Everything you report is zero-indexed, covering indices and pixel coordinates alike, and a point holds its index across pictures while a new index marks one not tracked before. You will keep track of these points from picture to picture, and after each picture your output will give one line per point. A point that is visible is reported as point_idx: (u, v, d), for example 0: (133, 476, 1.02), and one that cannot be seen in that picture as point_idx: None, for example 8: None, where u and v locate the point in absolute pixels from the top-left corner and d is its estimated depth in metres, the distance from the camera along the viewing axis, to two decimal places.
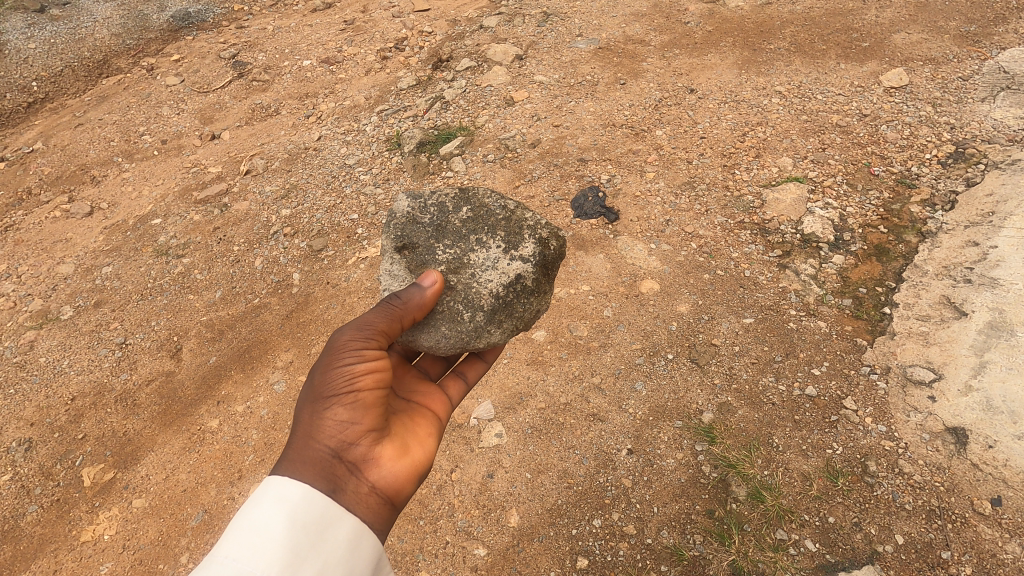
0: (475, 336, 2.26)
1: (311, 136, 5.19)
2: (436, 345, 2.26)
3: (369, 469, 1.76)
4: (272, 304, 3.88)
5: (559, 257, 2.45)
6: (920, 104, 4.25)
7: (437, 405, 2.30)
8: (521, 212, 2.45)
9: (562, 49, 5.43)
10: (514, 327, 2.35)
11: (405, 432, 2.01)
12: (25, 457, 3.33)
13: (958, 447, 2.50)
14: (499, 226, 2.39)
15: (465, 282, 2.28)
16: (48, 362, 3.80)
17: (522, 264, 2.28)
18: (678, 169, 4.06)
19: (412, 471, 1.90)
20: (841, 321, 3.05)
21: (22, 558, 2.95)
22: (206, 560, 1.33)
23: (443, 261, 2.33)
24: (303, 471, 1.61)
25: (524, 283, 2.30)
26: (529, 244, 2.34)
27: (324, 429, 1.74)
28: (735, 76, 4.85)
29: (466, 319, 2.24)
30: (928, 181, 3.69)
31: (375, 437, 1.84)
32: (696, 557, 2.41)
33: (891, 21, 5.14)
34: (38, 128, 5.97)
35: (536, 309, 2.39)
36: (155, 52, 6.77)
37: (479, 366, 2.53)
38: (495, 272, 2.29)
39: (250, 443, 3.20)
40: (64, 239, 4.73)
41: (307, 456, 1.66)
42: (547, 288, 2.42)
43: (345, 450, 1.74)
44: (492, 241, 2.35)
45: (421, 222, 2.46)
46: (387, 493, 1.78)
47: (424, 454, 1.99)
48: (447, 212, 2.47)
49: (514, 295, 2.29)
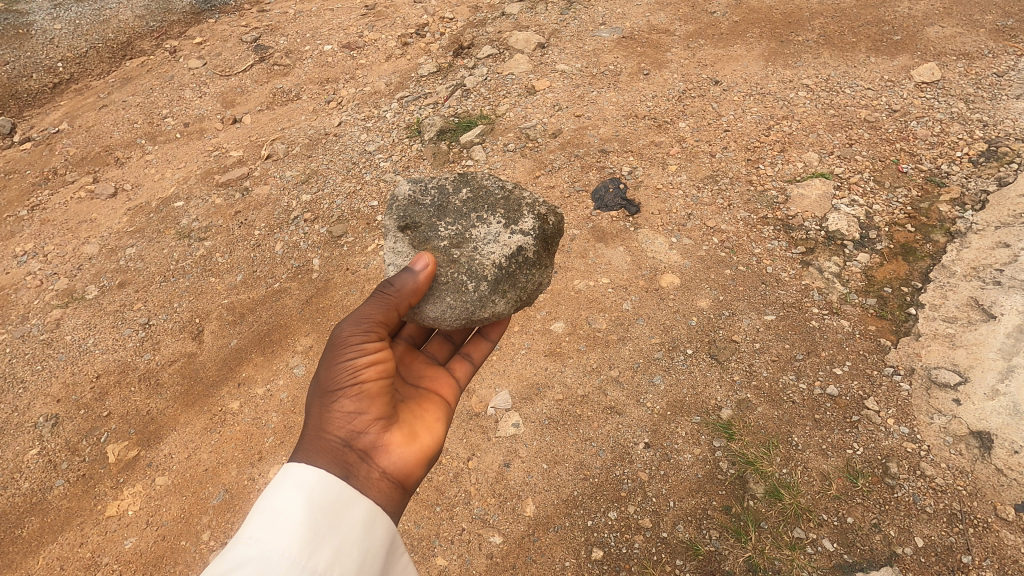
0: (480, 306, 2.26)
1: (332, 121, 5.20)
2: (441, 316, 2.24)
3: (379, 456, 1.78)
4: (293, 289, 3.92)
5: (557, 236, 2.55)
6: (952, 100, 4.15)
7: (445, 388, 2.31)
8: (519, 191, 2.55)
9: (585, 38, 5.37)
10: (517, 298, 2.35)
11: (413, 418, 2.02)
12: (52, 432, 3.41)
13: (983, 451, 2.47)
14: (498, 204, 2.49)
15: (468, 254, 2.31)
16: (74, 340, 3.87)
17: (522, 237, 2.35)
18: (701, 162, 4.02)
19: (422, 456, 1.91)
20: (865, 321, 3.01)
21: (49, 531, 3.03)
22: (230, 542, 1.36)
23: (445, 236, 2.38)
24: (316, 459, 1.64)
25: (525, 255, 2.35)
26: (529, 220, 2.43)
27: (333, 420, 1.77)
28: (761, 68, 4.76)
29: (471, 289, 2.25)
30: (958, 179, 3.61)
31: (384, 425, 1.86)
32: (712, 552, 2.42)
33: (925, 14, 5.01)
34: (64, 108, 6.03)
35: (538, 281, 2.42)
36: (177, 34, 6.80)
37: (483, 345, 2.56)
38: (498, 244, 2.34)
39: (270, 425, 3.25)
40: (89, 219, 4.79)
41: (318, 446, 1.69)
42: (548, 262, 2.46)
43: (354, 438, 1.76)
44: (492, 217, 2.43)
45: (422, 203, 2.53)
46: (398, 478, 1.80)
47: (432, 439, 2.00)
48: (447, 194, 2.55)
49: (516, 266, 2.33)
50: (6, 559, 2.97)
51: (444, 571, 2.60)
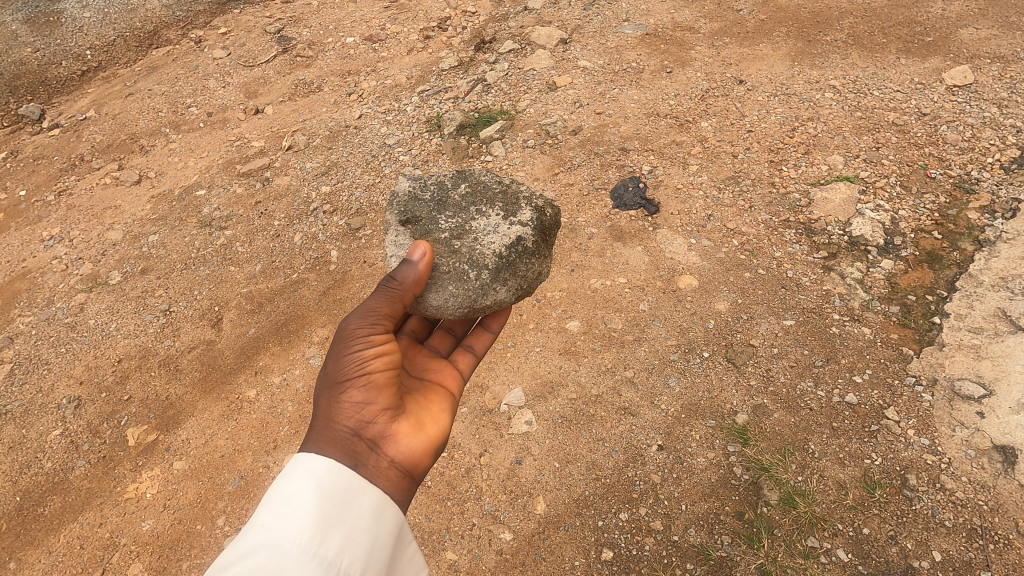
0: (482, 294, 2.26)
1: (353, 114, 5.23)
2: (443, 305, 2.23)
3: (388, 445, 1.79)
4: (310, 280, 3.95)
5: (556, 228, 2.57)
6: (985, 104, 4.04)
7: (449, 380, 2.32)
8: (516, 186, 2.60)
9: (607, 34, 5.33)
10: (519, 287, 2.35)
11: (419, 409, 2.03)
12: (75, 414, 3.49)
13: (1006, 466, 2.41)
14: (496, 198, 2.53)
15: (469, 245, 2.33)
16: (97, 324, 3.95)
17: (521, 227, 2.38)
18: (722, 162, 3.97)
19: (429, 446, 1.93)
20: (887, 329, 2.96)
21: (70, 510, 3.09)
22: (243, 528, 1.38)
23: (446, 229, 2.40)
24: (326, 449, 1.65)
25: (525, 245, 2.37)
26: (527, 211, 2.47)
27: (342, 411, 1.78)
28: (787, 68, 4.68)
29: (472, 277, 2.25)
30: (989, 186, 3.52)
31: (392, 415, 1.87)
32: (723, 558, 2.40)
33: (959, 16, 4.90)
34: (92, 95, 6.13)
35: (538, 271, 2.42)
36: (203, 24, 6.87)
37: (485, 336, 2.56)
38: (497, 234, 2.36)
39: (285, 415, 3.28)
40: (113, 205, 4.88)
41: (328, 437, 1.70)
42: (548, 253, 2.47)
43: (363, 428, 1.78)
44: (491, 210, 2.46)
45: (422, 198, 2.56)
46: (406, 467, 1.81)
47: (439, 430, 2.02)
48: (446, 190, 2.59)
49: (517, 255, 2.34)
50: (28, 536, 3.04)
51: (454, 566, 2.60)
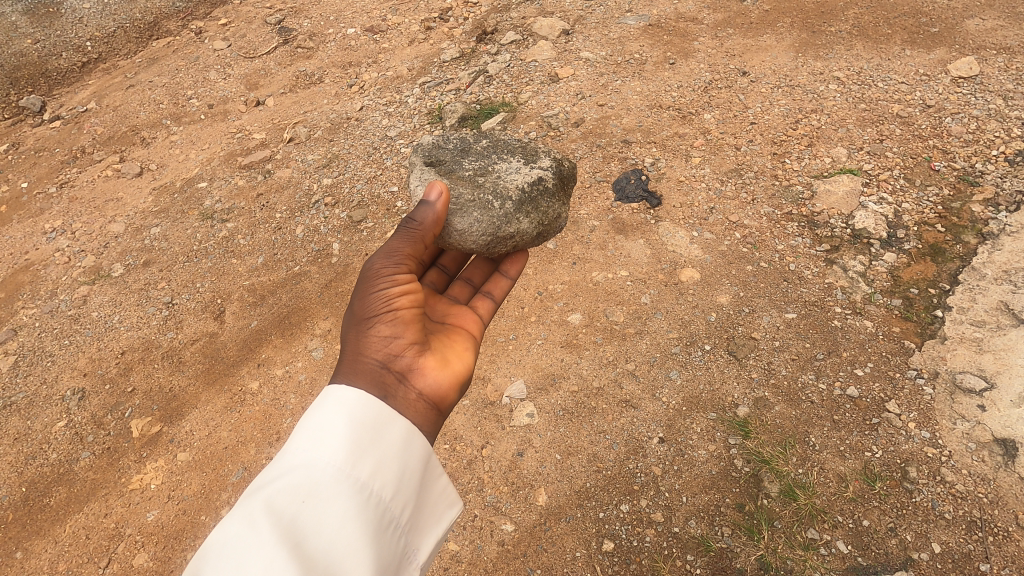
0: (505, 221, 2.39)
1: (354, 106, 5.22)
2: (468, 229, 2.35)
3: (415, 377, 1.83)
4: (312, 272, 3.95)
5: (570, 182, 2.77)
6: (990, 96, 4.01)
7: (471, 323, 2.34)
8: (534, 145, 2.82)
9: (610, 25, 5.30)
10: (539, 222, 2.50)
11: (444, 347, 2.06)
12: (79, 406, 3.51)
13: (1006, 459, 2.42)
14: (517, 150, 2.73)
15: (493, 181, 2.49)
16: (100, 317, 3.97)
17: (541, 169, 2.57)
18: (725, 155, 3.96)
19: (455, 380, 1.95)
20: (889, 322, 2.96)
21: (75, 501, 3.12)
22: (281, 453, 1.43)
23: (470, 169, 2.57)
24: (357, 376, 1.69)
25: (545, 184, 2.55)
26: (545, 160, 2.67)
27: (370, 344, 1.82)
28: (791, 59, 4.65)
29: (497, 206, 2.40)
30: (993, 179, 3.51)
31: (418, 349, 1.91)
32: (723, 549, 2.42)
33: (965, 6, 4.85)
34: (92, 87, 6.12)
35: (556, 212, 2.59)
36: (203, 15, 6.84)
37: (502, 282, 2.61)
38: (519, 174, 2.54)
39: (288, 407, 3.30)
40: (115, 198, 4.88)
41: (358, 366, 1.74)
42: (564, 199, 2.66)
43: (391, 360, 1.81)
44: (512, 158, 2.65)
45: (446, 149, 2.75)
46: (433, 399, 1.84)
47: (464, 366, 2.04)
48: (469, 145, 2.80)
49: (538, 192, 2.52)
50: (34, 526, 3.06)
51: (456, 556, 2.62)
